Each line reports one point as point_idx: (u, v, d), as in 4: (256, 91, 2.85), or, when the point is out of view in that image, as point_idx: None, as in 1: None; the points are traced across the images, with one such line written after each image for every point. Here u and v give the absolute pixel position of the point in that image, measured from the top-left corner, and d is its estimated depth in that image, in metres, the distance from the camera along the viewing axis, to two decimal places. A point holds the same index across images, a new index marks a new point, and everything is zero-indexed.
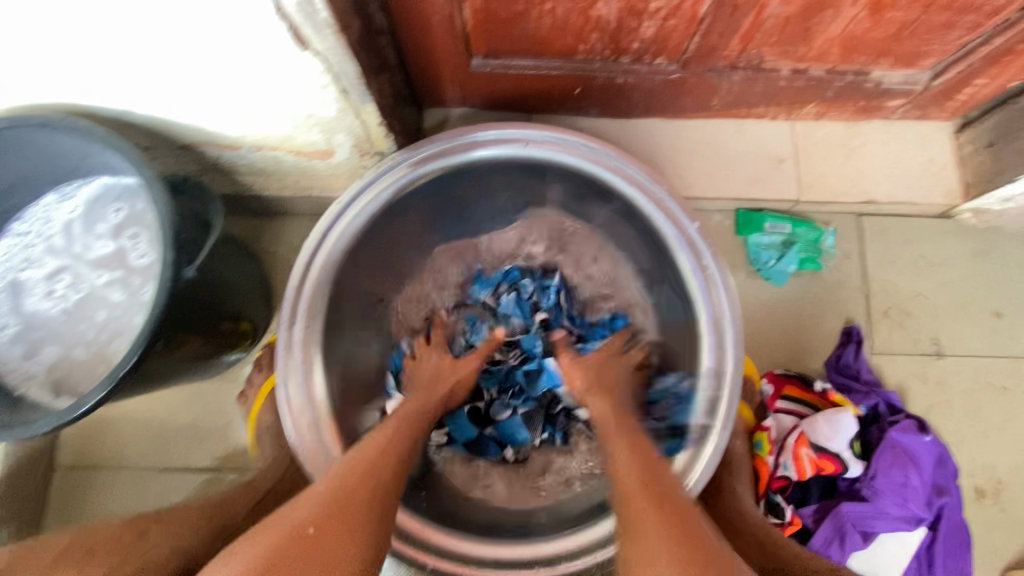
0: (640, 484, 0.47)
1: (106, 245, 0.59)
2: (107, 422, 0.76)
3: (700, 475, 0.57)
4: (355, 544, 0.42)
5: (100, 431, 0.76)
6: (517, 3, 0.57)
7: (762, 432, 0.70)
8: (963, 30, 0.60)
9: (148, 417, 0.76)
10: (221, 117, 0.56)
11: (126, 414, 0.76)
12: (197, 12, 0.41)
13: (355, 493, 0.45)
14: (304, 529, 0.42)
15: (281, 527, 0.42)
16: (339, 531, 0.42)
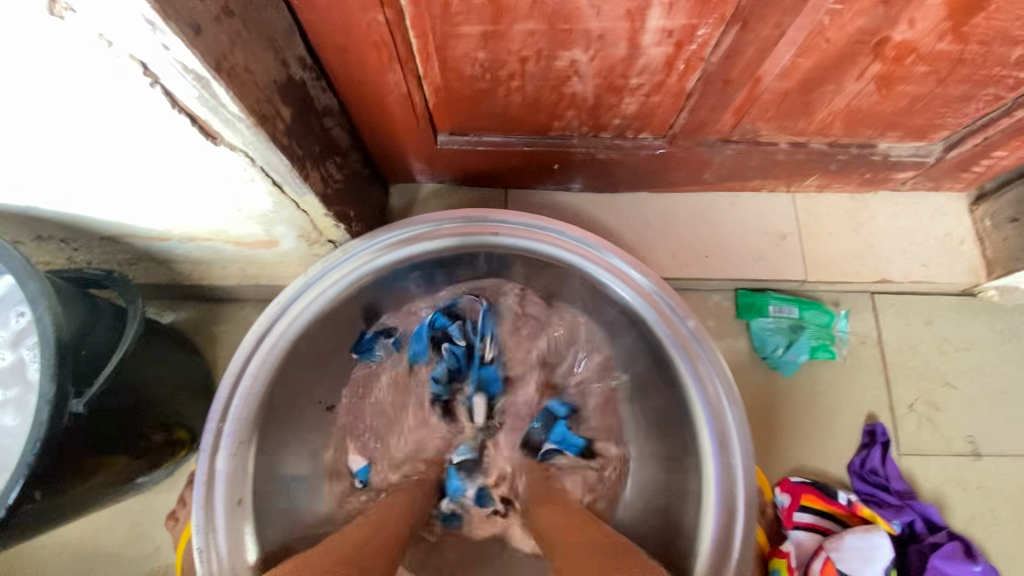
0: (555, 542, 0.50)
1: (3, 357, 0.50)
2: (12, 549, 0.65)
3: None
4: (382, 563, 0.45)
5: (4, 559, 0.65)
6: (481, 81, 0.50)
7: (782, 560, 0.59)
8: (980, 104, 0.54)
9: (61, 542, 0.65)
10: (139, 213, 0.48)
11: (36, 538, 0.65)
12: (73, 107, 0.34)
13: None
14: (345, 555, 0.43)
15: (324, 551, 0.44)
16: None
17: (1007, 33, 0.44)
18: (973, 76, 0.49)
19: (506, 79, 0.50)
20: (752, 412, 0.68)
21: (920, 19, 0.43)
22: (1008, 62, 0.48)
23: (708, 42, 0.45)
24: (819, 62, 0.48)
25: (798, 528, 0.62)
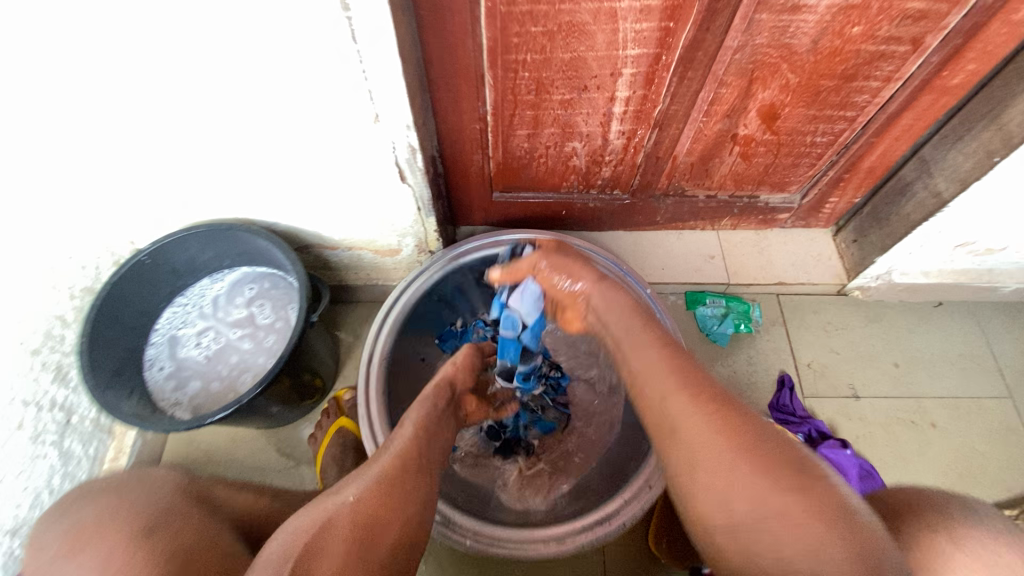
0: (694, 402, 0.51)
1: (242, 310, 0.85)
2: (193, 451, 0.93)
3: None
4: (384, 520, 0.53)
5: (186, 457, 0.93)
6: (523, 158, 0.91)
7: None
8: (806, 168, 0.94)
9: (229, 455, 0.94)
10: (333, 226, 0.85)
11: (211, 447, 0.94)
12: (346, 163, 0.72)
13: (393, 473, 0.57)
14: (348, 507, 0.52)
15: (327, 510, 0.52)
16: (381, 499, 0.54)
17: (798, 129, 0.85)
18: (792, 153, 0.90)
19: (538, 158, 0.91)
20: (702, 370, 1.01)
21: (749, 123, 0.84)
22: (807, 145, 0.88)
23: (644, 136, 0.86)
24: (705, 145, 0.89)
25: None
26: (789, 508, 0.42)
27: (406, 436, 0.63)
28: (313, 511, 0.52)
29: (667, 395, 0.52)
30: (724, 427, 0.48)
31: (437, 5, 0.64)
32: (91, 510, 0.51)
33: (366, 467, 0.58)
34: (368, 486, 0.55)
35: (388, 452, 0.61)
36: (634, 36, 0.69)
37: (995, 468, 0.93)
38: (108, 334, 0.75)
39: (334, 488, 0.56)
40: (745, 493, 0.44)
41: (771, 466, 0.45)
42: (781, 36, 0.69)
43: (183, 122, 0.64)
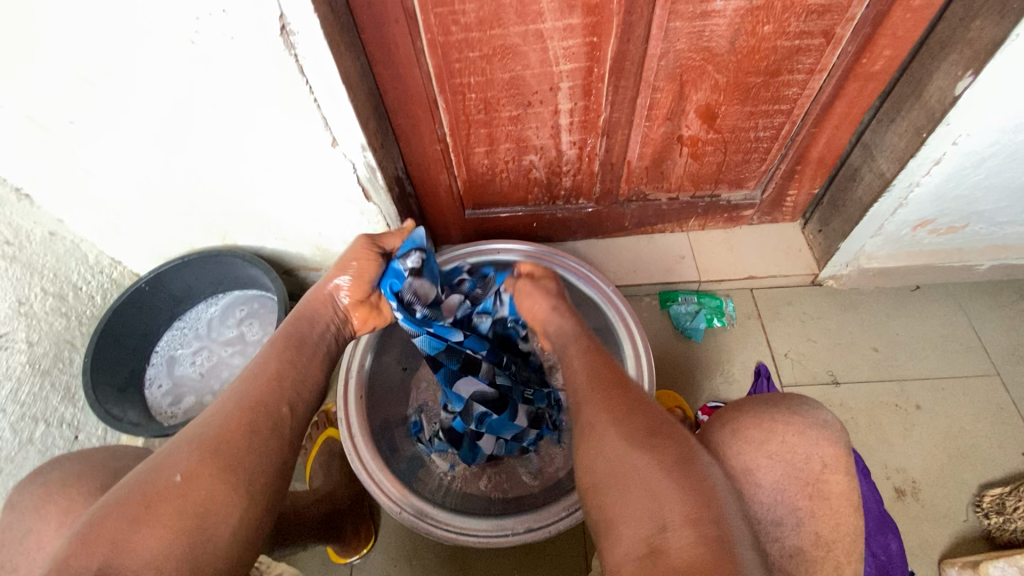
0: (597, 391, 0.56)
1: (233, 330, 0.96)
2: None
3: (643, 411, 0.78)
4: (215, 482, 0.47)
5: None
6: (486, 175, 0.98)
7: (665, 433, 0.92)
8: (757, 163, 0.98)
9: None
10: (313, 248, 0.93)
11: None
12: (313, 188, 0.80)
13: (234, 438, 0.51)
14: (172, 477, 0.47)
15: (143, 487, 0.46)
16: (217, 476, 0.48)
17: (739, 125, 0.90)
18: (740, 149, 0.95)
19: (499, 173, 0.98)
20: (678, 367, 1.04)
21: (691, 124, 0.90)
22: (752, 141, 0.93)
23: (595, 144, 0.93)
24: (654, 149, 0.94)
25: None
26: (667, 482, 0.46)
27: (251, 393, 0.55)
28: (135, 490, 0.45)
29: (583, 392, 0.58)
30: (615, 408, 0.53)
31: (382, 41, 0.72)
32: (76, 466, 0.56)
33: (200, 431, 0.51)
34: (203, 459, 0.48)
35: (232, 410, 0.53)
36: (564, 52, 0.76)
37: (983, 446, 0.92)
38: (110, 355, 0.84)
39: (161, 458, 0.49)
40: (629, 465, 0.48)
41: (651, 439, 0.49)
42: (698, 40, 0.76)
43: (170, 159, 0.74)
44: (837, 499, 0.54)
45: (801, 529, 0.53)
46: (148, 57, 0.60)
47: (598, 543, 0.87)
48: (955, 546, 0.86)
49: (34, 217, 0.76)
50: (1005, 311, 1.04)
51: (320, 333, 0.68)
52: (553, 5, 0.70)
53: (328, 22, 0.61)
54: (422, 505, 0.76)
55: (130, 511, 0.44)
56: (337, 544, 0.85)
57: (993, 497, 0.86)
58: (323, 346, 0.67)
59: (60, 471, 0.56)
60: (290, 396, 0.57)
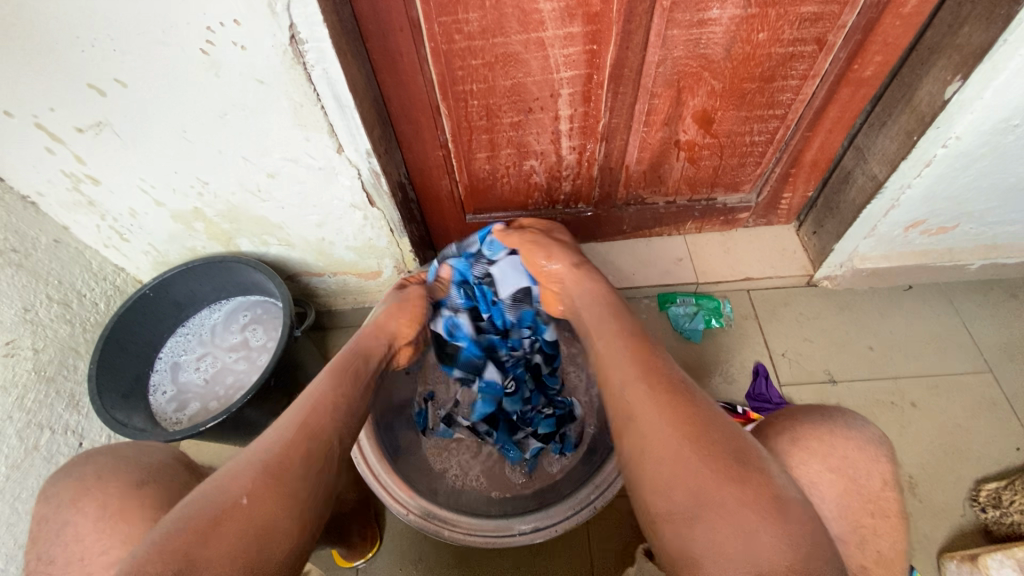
0: (644, 378, 0.56)
1: (236, 335, 0.96)
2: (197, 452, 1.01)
3: None
4: (277, 505, 0.48)
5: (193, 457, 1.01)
6: (488, 180, 0.99)
7: None
8: (752, 166, 1.00)
9: None
10: (316, 254, 0.94)
11: (215, 452, 1.01)
12: (318, 194, 0.81)
13: (292, 463, 0.51)
14: (239, 497, 0.47)
15: (210, 504, 0.46)
16: (273, 499, 0.48)
17: (734, 130, 0.92)
18: (735, 153, 0.97)
19: (501, 179, 0.99)
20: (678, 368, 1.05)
21: (687, 129, 0.92)
22: (747, 145, 0.95)
23: (594, 149, 0.94)
24: (652, 154, 0.96)
25: None
26: (728, 503, 0.45)
27: (304, 419, 0.56)
28: (203, 507, 0.46)
29: (636, 397, 0.55)
30: (677, 424, 0.51)
31: (387, 49, 0.74)
32: (97, 466, 0.57)
33: (260, 452, 0.51)
34: (262, 480, 0.48)
35: (289, 433, 0.54)
36: (564, 60, 0.78)
37: (978, 442, 0.94)
38: (115, 361, 0.85)
39: (225, 476, 0.49)
40: (688, 484, 0.47)
41: (718, 459, 0.48)
42: (695, 47, 0.78)
43: (177, 166, 0.74)
44: (844, 495, 0.56)
45: None
46: (158, 67, 0.61)
47: (603, 545, 0.87)
48: (953, 540, 0.87)
49: (39, 225, 0.77)
50: (995, 309, 1.07)
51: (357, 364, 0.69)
52: (554, 13, 0.71)
53: (335, 30, 0.62)
54: (428, 505, 0.77)
55: (203, 526, 0.44)
56: (345, 548, 0.85)
57: (989, 492, 0.87)
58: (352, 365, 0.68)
59: (88, 468, 0.57)
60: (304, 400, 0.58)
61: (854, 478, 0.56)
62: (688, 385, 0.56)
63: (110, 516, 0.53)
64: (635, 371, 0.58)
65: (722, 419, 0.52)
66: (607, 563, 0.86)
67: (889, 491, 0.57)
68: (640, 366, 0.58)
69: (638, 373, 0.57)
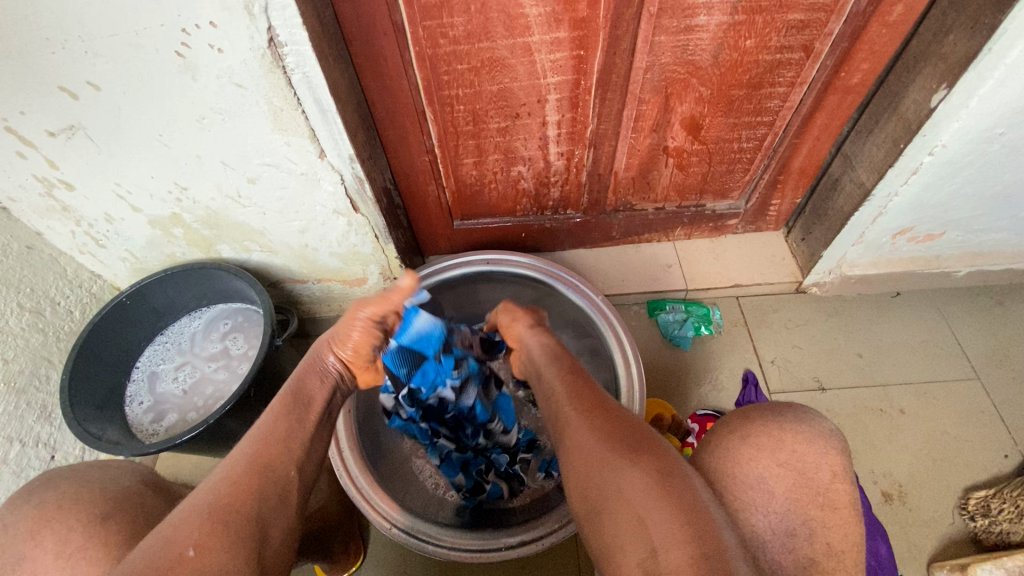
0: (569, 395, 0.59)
1: (217, 344, 0.94)
2: (177, 462, 0.98)
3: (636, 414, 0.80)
4: (225, 551, 0.45)
5: (172, 467, 0.98)
6: (474, 185, 0.98)
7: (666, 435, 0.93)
8: (741, 173, 1.00)
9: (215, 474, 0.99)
10: (300, 261, 0.92)
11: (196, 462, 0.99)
12: (300, 199, 0.79)
13: (243, 501, 0.48)
14: (185, 549, 0.44)
15: (154, 559, 0.43)
16: (227, 547, 0.45)
17: (724, 137, 0.92)
18: (724, 160, 0.97)
19: (488, 184, 0.98)
20: (667, 376, 1.04)
21: (676, 135, 0.91)
22: (736, 151, 0.95)
23: (582, 155, 0.94)
24: (640, 160, 0.95)
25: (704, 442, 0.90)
26: (627, 480, 0.47)
27: (258, 452, 0.53)
28: (145, 564, 0.43)
29: (560, 399, 0.60)
30: (590, 416, 0.55)
31: (370, 53, 0.72)
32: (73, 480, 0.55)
33: (207, 493, 0.48)
34: (210, 523, 0.46)
35: (239, 472, 0.51)
36: (551, 65, 0.77)
37: (966, 449, 0.94)
38: (89, 371, 0.82)
39: (171, 523, 0.46)
40: (597, 466, 0.50)
41: (620, 443, 0.51)
42: (682, 54, 0.77)
43: (154, 169, 0.72)
44: (770, 480, 0.54)
45: (807, 541, 0.52)
46: (132, 69, 0.59)
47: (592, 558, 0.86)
48: (943, 549, 0.87)
49: (10, 231, 0.75)
50: (982, 315, 1.07)
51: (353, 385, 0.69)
52: (540, 19, 0.70)
53: (316, 33, 0.61)
54: (412, 520, 0.75)
55: None
56: (326, 562, 0.83)
57: (978, 500, 0.87)
58: (326, 388, 0.68)
59: None
60: (255, 444, 0.54)
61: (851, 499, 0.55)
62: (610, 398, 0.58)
63: (72, 554, 0.52)
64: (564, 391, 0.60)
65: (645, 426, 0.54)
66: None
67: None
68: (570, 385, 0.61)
69: (569, 390, 0.60)
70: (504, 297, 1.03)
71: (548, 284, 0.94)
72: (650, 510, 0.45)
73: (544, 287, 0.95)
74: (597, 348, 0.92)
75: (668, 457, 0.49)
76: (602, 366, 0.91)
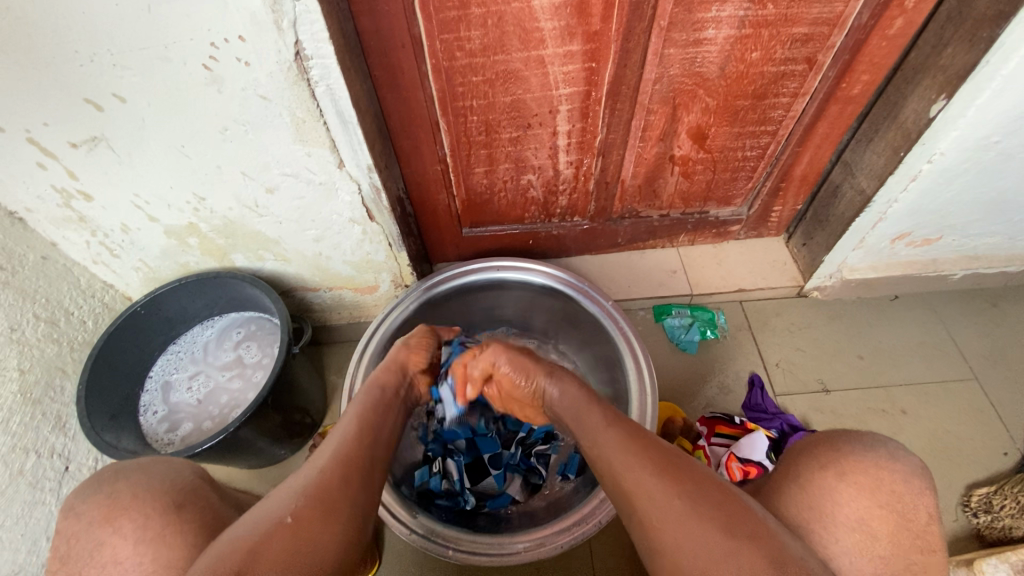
0: (641, 461, 0.57)
1: (230, 353, 0.94)
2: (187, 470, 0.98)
3: (650, 416, 0.81)
4: (327, 525, 0.49)
5: None
6: (485, 194, 0.99)
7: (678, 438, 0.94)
8: (744, 180, 1.02)
9: (227, 483, 0.98)
10: (313, 270, 0.93)
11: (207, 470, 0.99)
12: (317, 208, 0.80)
13: (332, 486, 0.52)
14: (287, 517, 0.48)
15: (261, 526, 0.48)
16: (322, 520, 0.49)
17: (728, 145, 0.94)
18: (728, 168, 0.99)
19: (498, 193, 0.99)
20: (676, 380, 1.06)
21: (682, 145, 0.93)
22: (740, 160, 0.97)
23: (591, 164, 0.96)
24: (647, 168, 0.98)
25: (714, 444, 0.92)
26: (733, 557, 0.47)
27: (342, 450, 0.57)
28: (255, 528, 0.47)
29: (620, 455, 0.59)
30: (664, 477, 0.54)
31: (388, 65, 0.74)
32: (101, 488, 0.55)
33: (303, 479, 0.53)
34: (307, 502, 0.50)
35: (327, 462, 0.55)
36: (563, 77, 0.79)
37: (968, 448, 0.97)
38: (104, 381, 0.82)
39: (275, 499, 0.51)
40: (701, 552, 0.48)
41: (720, 523, 0.49)
42: (691, 65, 0.79)
43: (173, 179, 0.73)
44: None
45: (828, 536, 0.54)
46: (157, 81, 0.60)
47: (607, 560, 0.87)
48: (949, 546, 0.88)
49: (27, 241, 0.75)
50: (978, 318, 1.10)
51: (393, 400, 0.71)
52: (555, 32, 0.72)
53: (340, 46, 0.62)
54: (433, 528, 0.75)
55: (255, 544, 0.46)
56: None
57: (980, 497, 0.90)
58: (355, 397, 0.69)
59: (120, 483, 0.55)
60: (347, 438, 0.59)
61: (883, 505, 0.55)
62: (683, 462, 0.56)
63: (151, 540, 0.52)
64: (631, 455, 0.58)
65: (729, 494, 0.53)
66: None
67: (916, 514, 0.56)
68: (637, 446, 0.59)
69: (638, 452, 0.58)
70: (515, 303, 1.04)
71: (559, 290, 0.96)
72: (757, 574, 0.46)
73: (554, 292, 0.97)
74: (607, 353, 0.94)
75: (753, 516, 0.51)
76: (613, 371, 0.93)
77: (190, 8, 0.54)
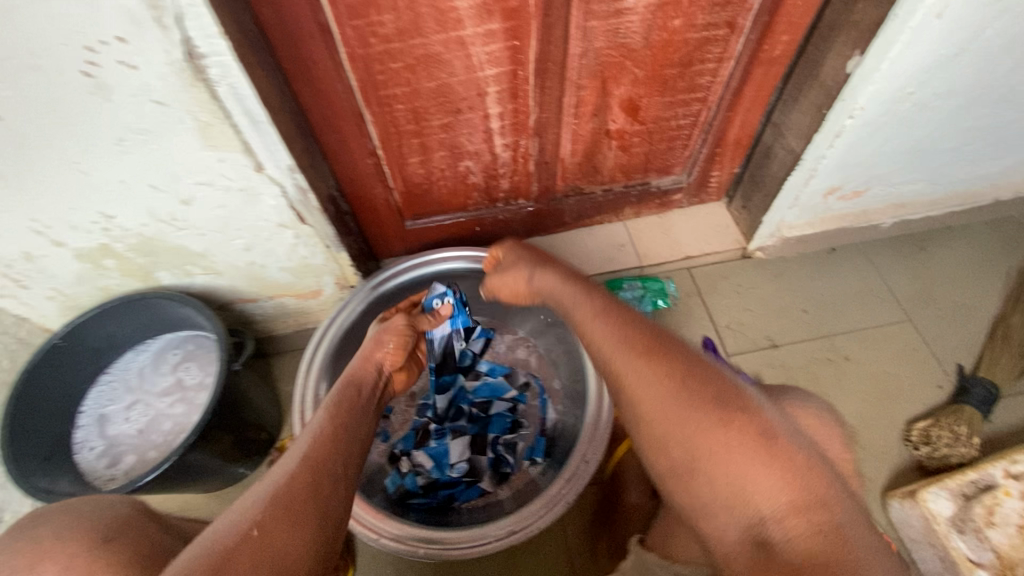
0: (641, 355, 0.56)
1: (168, 377, 0.89)
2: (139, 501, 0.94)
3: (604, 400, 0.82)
4: (296, 531, 0.47)
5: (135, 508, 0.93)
6: (423, 184, 0.97)
7: None
8: (681, 148, 1.03)
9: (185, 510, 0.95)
10: (249, 280, 0.88)
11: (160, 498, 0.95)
12: (241, 216, 0.75)
13: (299, 491, 0.50)
14: (250, 528, 0.46)
15: (223, 538, 0.46)
16: (289, 528, 0.47)
17: (661, 116, 0.94)
18: (664, 137, 0.99)
19: (437, 181, 0.97)
20: None
21: (616, 118, 0.93)
22: (674, 129, 0.98)
23: (527, 145, 0.94)
24: (585, 144, 0.97)
25: None
26: (738, 449, 0.49)
27: (309, 451, 0.55)
28: (218, 542, 0.45)
29: (614, 354, 0.59)
30: (658, 371, 0.54)
31: (299, 58, 0.70)
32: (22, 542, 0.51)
33: (269, 486, 0.51)
34: (270, 509, 0.48)
35: (294, 465, 0.53)
36: (487, 57, 0.77)
37: (906, 385, 1.02)
38: (28, 425, 0.76)
39: (236, 511, 0.48)
40: (708, 445, 0.50)
41: (724, 413, 0.51)
42: (615, 37, 0.78)
43: (73, 198, 0.67)
44: None
45: None
46: (32, 91, 0.54)
47: (578, 536, 0.89)
48: (894, 479, 0.94)
49: None
50: (907, 262, 1.16)
51: (367, 394, 0.70)
52: (471, 11, 0.70)
53: (238, 40, 0.58)
54: (403, 530, 0.74)
55: (219, 556, 0.44)
56: None
57: (920, 430, 0.95)
58: (339, 390, 0.69)
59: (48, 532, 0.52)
60: (314, 438, 0.58)
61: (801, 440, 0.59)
62: (683, 353, 0.56)
63: None
64: (633, 351, 0.57)
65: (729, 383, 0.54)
66: (584, 553, 0.88)
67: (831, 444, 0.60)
68: (639, 340, 0.58)
69: (640, 346, 0.57)
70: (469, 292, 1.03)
71: None
72: (759, 465, 0.48)
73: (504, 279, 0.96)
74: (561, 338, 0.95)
75: (751, 404, 0.51)
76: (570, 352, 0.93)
77: (56, 8, 0.48)
